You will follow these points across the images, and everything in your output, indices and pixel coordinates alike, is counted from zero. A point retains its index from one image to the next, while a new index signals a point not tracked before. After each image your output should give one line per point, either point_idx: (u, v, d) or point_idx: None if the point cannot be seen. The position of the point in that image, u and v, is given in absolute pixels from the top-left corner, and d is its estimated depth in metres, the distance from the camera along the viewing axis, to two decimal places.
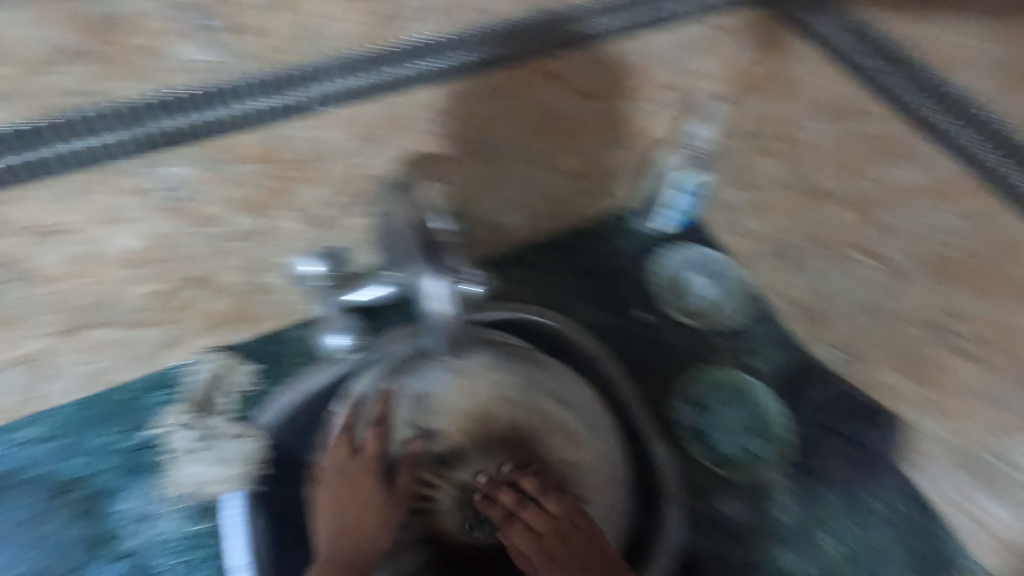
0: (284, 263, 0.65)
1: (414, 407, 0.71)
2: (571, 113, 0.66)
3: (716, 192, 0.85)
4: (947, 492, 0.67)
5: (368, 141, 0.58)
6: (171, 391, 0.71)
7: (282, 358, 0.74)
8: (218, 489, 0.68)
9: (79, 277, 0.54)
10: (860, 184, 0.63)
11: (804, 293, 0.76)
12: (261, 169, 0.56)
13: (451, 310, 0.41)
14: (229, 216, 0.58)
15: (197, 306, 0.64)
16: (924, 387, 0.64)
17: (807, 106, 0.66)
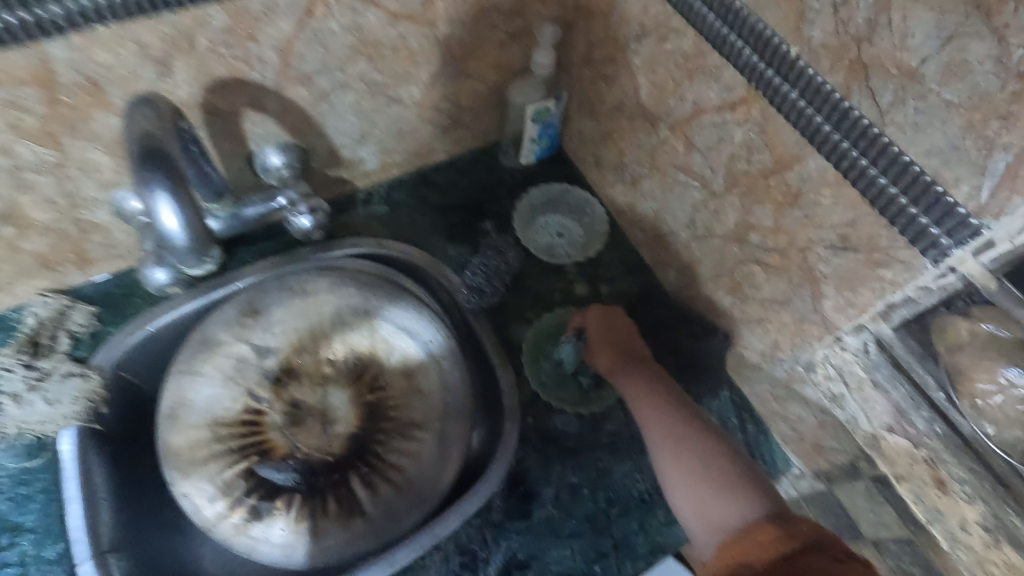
0: (101, 199, 0.64)
1: (248, 322, 0.60)
2: (390, 36, 0.65)
3: (572, 122, 0.85)
4: (765, 396, 0.70)
5: (158, 66, 0.55)
6: (4, 333, 0.68)
7: (122, 298, 0.72)
8: (53, 428, 0.63)
9: None
10: (673, 102, 0.64)
11: (648, 217, 0.78)
12: (37, 93, 0.51)
13: (186, 228, 0.40)
14: (15, 146, 0.54)
15: (13, 245, 0.63)
16: (735, 297, 0.68)
17: (626, 26, 0.67)
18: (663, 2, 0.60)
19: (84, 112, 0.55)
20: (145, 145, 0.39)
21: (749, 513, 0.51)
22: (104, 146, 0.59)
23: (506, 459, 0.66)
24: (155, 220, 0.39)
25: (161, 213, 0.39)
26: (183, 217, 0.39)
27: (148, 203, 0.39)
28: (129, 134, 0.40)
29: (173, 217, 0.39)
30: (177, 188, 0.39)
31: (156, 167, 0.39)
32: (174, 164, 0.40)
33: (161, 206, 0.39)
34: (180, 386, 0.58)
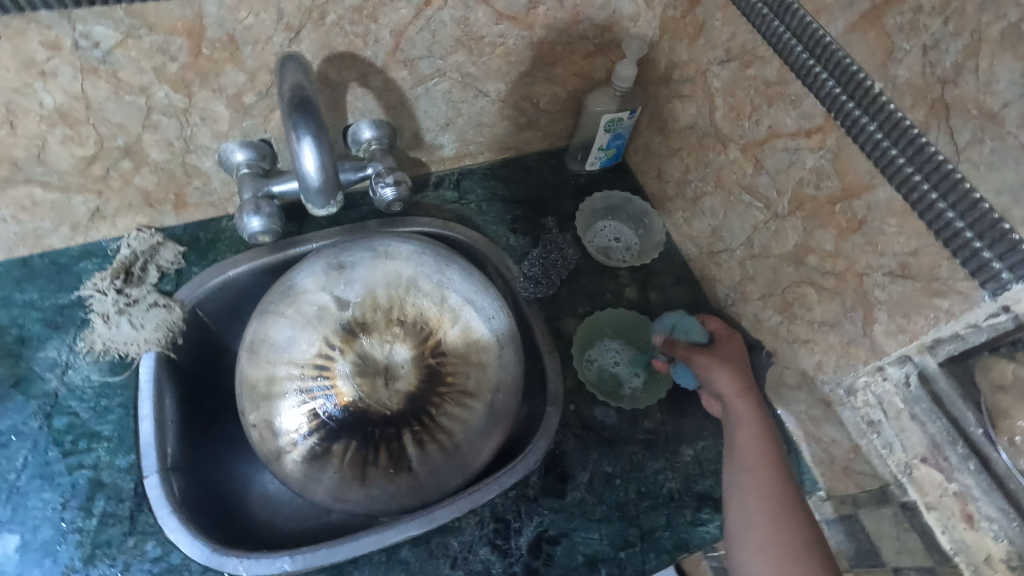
0: (210, 147, 0.69)
1: (333, 275, 0.65)
2: (491, 34, 0.71)
3: (640, 136, 0.89)
4: (799, 416, 0.72)
5: (289, 33, 0.60)
6: (99, 260, 0.74)
7: (208, 243, 0.78)
8: (135, 350, 0.68)
9: (4, 128, 0.58)
10: (748, 125, 0.68)
11: (704, 233, 0.82)
12: (183, 44, 0.57)
13: (319, 174, 0.44)
14: (154, 88, 0.60)
15: (127, 179, 0.69)
16: (784, 316, 0.71)
17: (712, 50, 0.71)
18: (752, 31, 0.64)
19: (218, 66, 0.61)
20: (297, 96, 0.44)
21: None
22: (226, 99, 0.64)
23: (544, 444, 0.69)
24: (297, 164, 0.44)
25: (302, 158, 0.44)
26: (319, 164, 0.44)
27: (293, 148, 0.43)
28: (285, 84, 0.45)
29: (311, 163, 0.44)
30: (317, 136, 0.43)
31: (303, 117, 0.43)
32: (318, 115, 0.44)
33: (303, 152, 0.43)
34: (264, 325, 0.63)
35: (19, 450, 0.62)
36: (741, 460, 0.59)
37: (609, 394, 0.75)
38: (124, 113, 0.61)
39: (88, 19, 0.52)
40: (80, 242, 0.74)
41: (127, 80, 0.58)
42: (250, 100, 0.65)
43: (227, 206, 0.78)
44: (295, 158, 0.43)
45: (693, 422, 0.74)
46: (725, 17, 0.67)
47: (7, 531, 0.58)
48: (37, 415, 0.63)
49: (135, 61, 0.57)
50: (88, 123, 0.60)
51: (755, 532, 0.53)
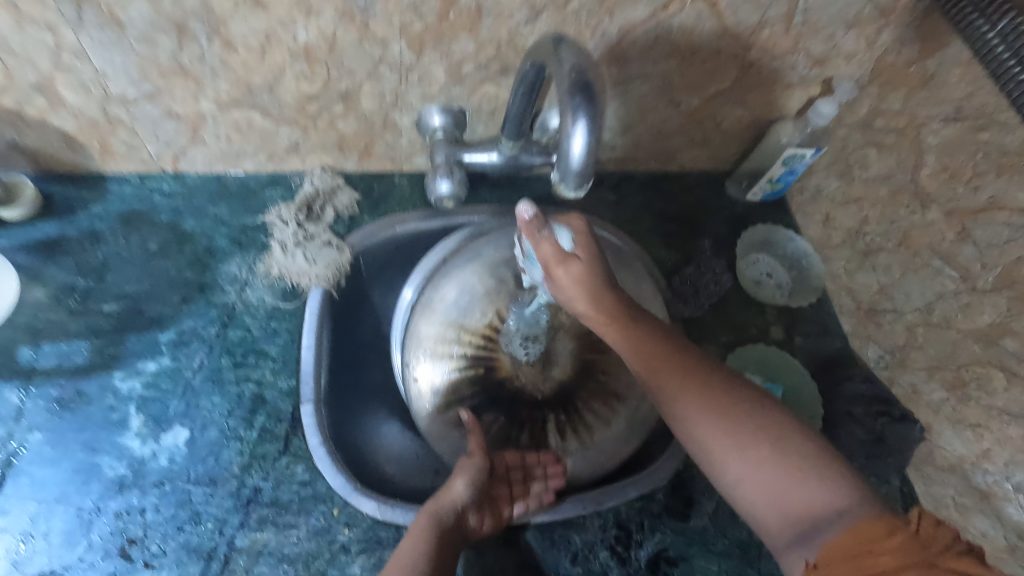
0: (415, 107, 0.72)
1: (515, 252, 0.68)
2: (709, 47, 0.70)
3: (813, 176, 0.87)
4: (943, 501, 0.68)
5: (530, 13, 0.62)
6: (283, 191, 0.78)
7: (380, 196, 0.80)
8: (307, 281, 0.72)
9: (255, 54, 0.61)
10: (962, 189, 0.65)
11: (868, 288, 0.79)
12: (435, 6, 0.59)
13: (584, 159, 0.45)
14: (393, 42, 0.62)
15: (333, 121, 0.72)
16: (952, 393, 0.67)
17: (935, 105, 0.68)
18: (996, 94, 0.61)
19: (456, 32, 0.62)
20: (578, 78, 0.44)
21: (840, 504, 0.44)
22: (448, 65, 0.66)
23: (673, 462, 0.68)
24: (563, 143, 0.45)
25: (571, 141, 0.44)
26: (587, 147, 0.44)
27: (565, 130, 0.44)
28: (563, 63, 0.46)
29: (580, 145, 0.44)
30: (592, 119, 0.44)
31: (584, 99, 0.44)
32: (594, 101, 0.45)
33: (574, 133, 0.44)
34: (440, 288, 0.68)
35: (197, 351, 0.65)
36: (664, 378, 0.55)
37: None
38: (359, 61, 0.64)
39: None
40: (270, 171, 0.78)
41: (374, 30, 0.61)
42: (469, 69, 0.67)
43: (404, 164, 0.81)
44: (566, 142, 0.44)
45: None
46: (964, 74, 0.64)
47: (180, 424, 0.61)
48: (215, 323, 0.67)
49: (389, 14, 0.59)
50: (325, 63, 0.63)
51: (712, 445, 0.51)
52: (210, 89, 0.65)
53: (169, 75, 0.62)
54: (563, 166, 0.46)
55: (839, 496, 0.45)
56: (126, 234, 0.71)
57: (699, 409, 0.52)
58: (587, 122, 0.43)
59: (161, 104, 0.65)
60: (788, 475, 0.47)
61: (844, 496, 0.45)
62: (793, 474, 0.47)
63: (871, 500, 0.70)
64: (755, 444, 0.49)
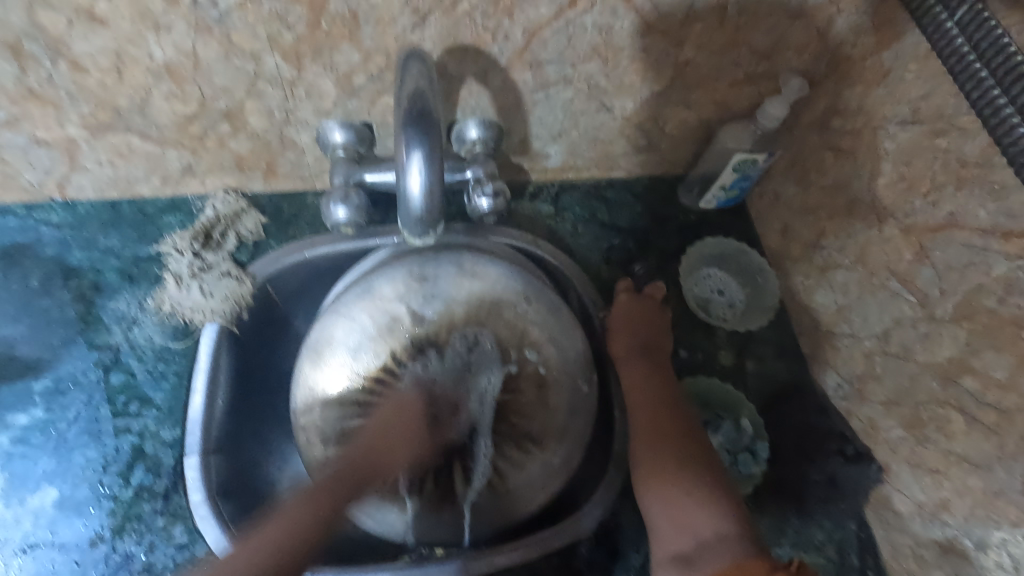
0: (311, 122, 0.65)
1: (412, 286, 0.63)
2: (633, 47, 0.62)
3: (771, 180, 0.79)
4: (901, 550, 0.61)
5: (415, 17, 0.54)
6: (183, 217, 0.72)
7: (290, 218, 0.74)
8: (200, 318, 0.66)
9: (111, 75, 0.55)
10: (921, 204, 0.57)
11: (826, 308, 0.71)
12: (303, 14, 0.52)
13: (424, 195, 0.38)
14: (265, 56, 0.55)
15: (222, 141, 0.65)
16: (911, 433, 0.60)
17: (892, 105, 0.59)
18: (957, 94, 0.52)
19: (334, 42, 0.55)
20: (416, 101, 0.37)
21: (714, 523, 0.53)
22: (335, 77, 0.59)
23: (600, 507, 0.62)
24: (402, 178, 0.38)
25: (409, 174, 0.37)
26: (426, 184, 0.37)
27: (399, 160, 0.37)
28: (406, 80, 0.39)
29: (418, 182, 0.37)
30: (431, 153, 0.37)
31: (421, 128, 0.37)
32: (436, 129, 0.38)
33: (411, 167, 0.37)
34: (333, 327, 0.62)
35: (74, 401, 0.61)
36: (637, 407, 0.64)
37: None
38: (231, 77, 0.57)
39: None
40: (168, 194, 0.72)
41: (239, 44, 0.54)
42: (359, 81, 0.60)
43: (315, 182, 0.74)
44: (400, 174, 0.37)
45: (770, 522, 0.64)
46: (923, 71, 0.56)
47: (48, 484, 0.57)
48: (95, 368, 0.62)
49: (251, 25, 0.52)
50: (193, 81, 0.57)
51: (656, 471, 0.58)
52: (72, 114, 0.59)
53: (21, 101, 0.56)
54: (407, 203, 0.39)
55: (716, 523, 0.53)
56: (7, 270, 0.66)
57: (667, 466, 0.58)
58: (424, 153, 0.36)
59: (22, 131, 0.60)
60: (683, 502, 0.55)
61: (716, 523, 0.53)
62: (680, 497, 0.56)
63: (821, 546, 0.63)
64: (690, 485, 0.56)
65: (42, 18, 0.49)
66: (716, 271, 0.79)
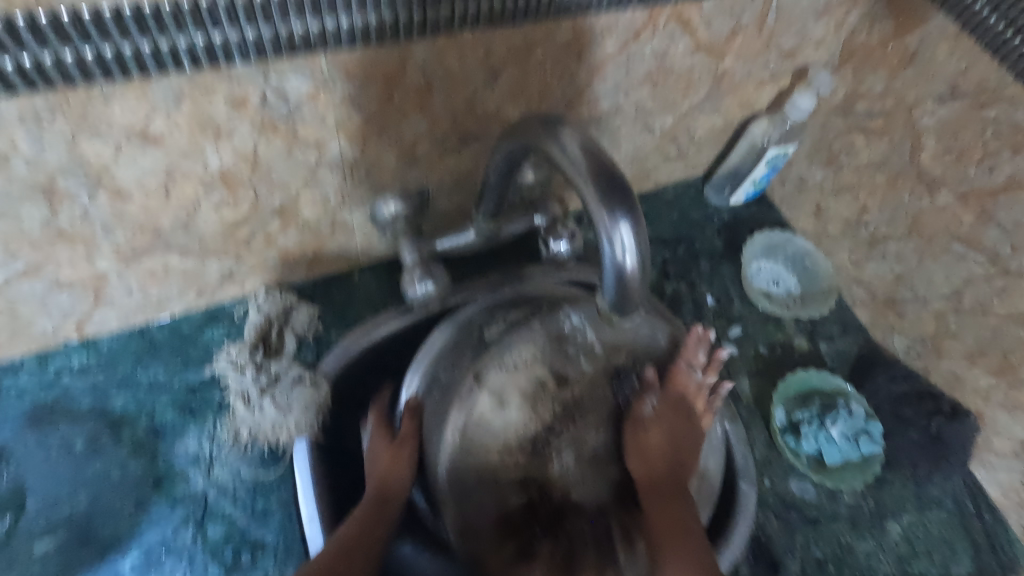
0: (365, 201, 0.60)
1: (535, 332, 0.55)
2: (681, 66, 0.62)
3: (794, 167, 0.82)
4: (1010, 486, 0.66)
5: (489, 75, 0.51)
6: (227, 328, 0.64)
7: (343, 303, 0.68)
8: (286, 436, 0.58)
9: (157, 197, 0.48)
10: (976, 170, 0.61)
11: (881, 278, 0.75)
12: (377, 93, 0.47)
13: (642, 262, 0.36)
14: (330, 142, 0.50)
15: (270, 239, 0.59)
16: (1001, 379, 0.64)
17: (925, 84, 0.64)
18: (997, 69, 0.57)
19: (404, 115, 0.51)
20: (602, 172, 0.36)
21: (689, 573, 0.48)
22: (400, 150, 0.55)
23: (748, 522, 0.62)
24: (608, 257, 0.36)
25: (620, 247, 0.36)
26: (639, 257, 0.36)
27: (606, 238, 0.36)
28: (576, 160, 0.38)
29: (628, 257, 0.36)
30: (637, 221, 0.36)
31: (621, 202, 0.36)
32: (630, 195, 0.37)
33: (619, 243, 0.36)
34: (440, 426, 0.55)
35: (174, 570, 0.53)
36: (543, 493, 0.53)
37: (821, 468, 0.66)
38: (290, 171, 0.51)
39: (287, 70, 0.42)
40: (202, 307, 0.64)
41: (304, 135, 0.48)
42: (423, 148, 0.56)
43: (361, 258, 0.69)
44: (616, 251, 0.35)
45: (892, 492, 0.67)
46: (955, 50, 0.60)
47: None
48: (187, 525, 0.54)
49: (321, 114, 0.47)
50: (248, 184, 0.51)
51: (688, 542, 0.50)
52: (106, 246, 0.50)
53: (47, 245, 0.47)
54: (611, 284, 0.37)
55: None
56: (40, 439, 0.56)
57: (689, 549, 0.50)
58: (634, 219, 0.35)
59: (44, 277, 0.51)
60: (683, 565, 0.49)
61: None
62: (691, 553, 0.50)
63: (941, 501, 0.67)
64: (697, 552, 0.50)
65: (85, 150, 0.41)
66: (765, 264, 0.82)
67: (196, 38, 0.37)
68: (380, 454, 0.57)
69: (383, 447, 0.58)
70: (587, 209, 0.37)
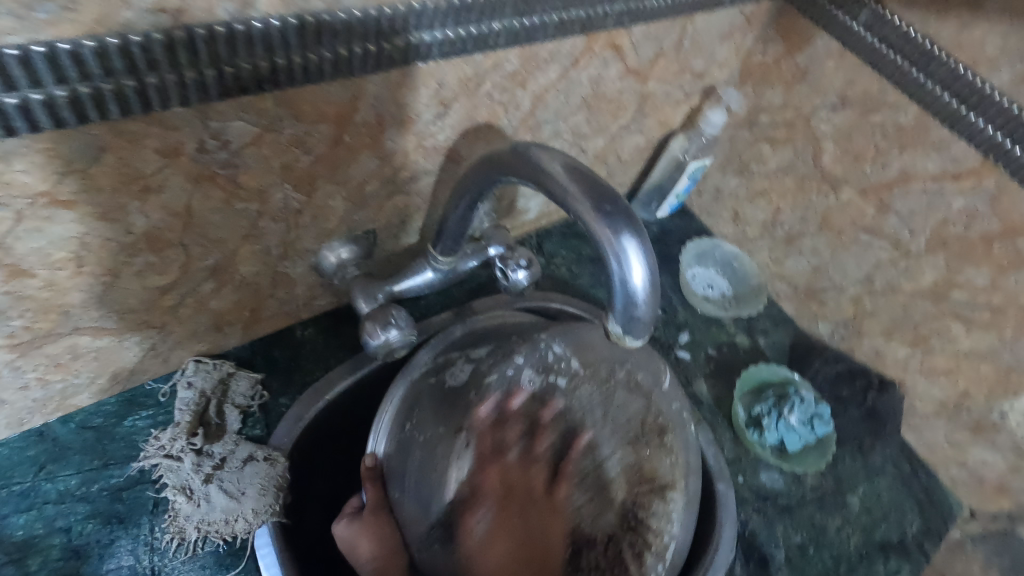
0: (310, 250, 0.55)
1: (500, 356, 0.55)
2: (613, 90, 0.64)
3: (710, 178, 0.88)
4: (936, 444, 0.72)
5: (439, 108, 0.49)
6: (152, 412, 0.55)
7: (289, 364, 0.61)
8: (243, 527, 0.50)
9: (66, 270, 0.40)
10: (872, 168, 0.69)
11: (801, 272, 0.81)
12: (326, 132, 0.44)
13: (653, 280, 0.35)
14: (274, 189, 0.45)
15: (202, 303, 0.52)
16: (916, 348, 0.71)
17: (818, 95, 0.71)
18: (879, 79, 0.65)
19: (354, 154, 0.47)
20: (597, 192, 0.36)
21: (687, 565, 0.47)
22: (348, 192, 0.51)
23: (733, 520, 0.64)
24: (616, 278, 0.35)
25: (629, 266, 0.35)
26: (648, 274, 0.35)
27: (615, 258, 0.35)
28: (563, 183, 0.37)
29: (637, 275, 0.35)
30: (642, 238, 0.35)
31: (622, 219, 0.35)
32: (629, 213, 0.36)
33: (629, 263, 0.35)
34: (436, 488, 0.51)
35: None
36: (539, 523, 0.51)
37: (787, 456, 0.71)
38: (229, 225, 0.46)
39: (229, 113, 0.38)
40: (118, 393, 0.55)
41: (246, 184, 0.43)
42: (372, 188, 0.52)
43: (303, 312, 0.63)
44: (626, 268, 0.34)
45: (844, 468, 0.72)
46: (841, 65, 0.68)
47: None
48: None
49: (265, 159, 0.42)
50: (179, 244, 0.44)
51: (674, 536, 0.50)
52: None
53: None
54: (620, 306, 0.36)
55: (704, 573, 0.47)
56: None
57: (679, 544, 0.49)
58: (638, 235, 0.35)
59: None
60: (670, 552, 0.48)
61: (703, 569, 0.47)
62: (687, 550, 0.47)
63: (884, 468, 0.74)
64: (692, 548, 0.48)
65: None
66: (698, 269, 0.87)
67: (123, 81, 0.32)
68: (358, 537, 0.51)
69: (360, 527, 0.51)
70: (584, 229, 0.36)
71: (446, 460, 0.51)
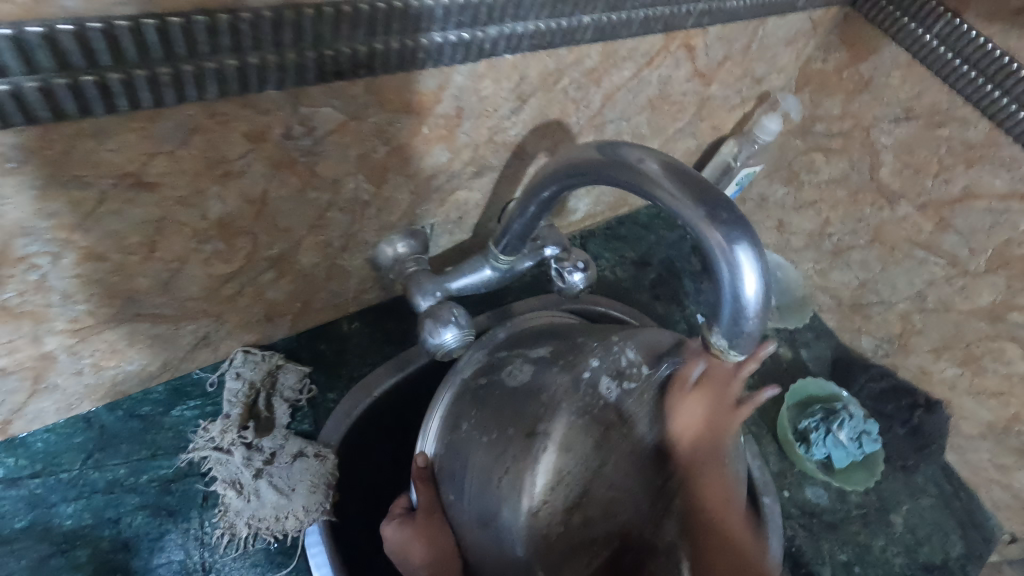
0: (369, 243, 0.53)
1: (567, 358, 0.51)
2: (679, 91, 0.62)
3: (756, 185, 0.86)
4: (980, 465, 0.71)
5: (517, 102, 0.48)
6: (200, 402, 0.53)
7: (335, 359, 0.60)
8: (291, 526, 0.48)
9: (137, 255, 0.39)
10: (934, 183, 0.68)
11: (847, 285, 0.80)
12: (407, 123, 0.42)
13: (764, 288, 0.35)
14: (347, 179, 0.44)
15: (259, 293, 0.50)
16: (966, 368, 0.70)
17: (880, 106, 0.70)
18: (948, 92, 0.64)
19: (428, 146, 0.46)
20: (707, 195, 0.35)
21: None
22: (415, 185, 0.49)
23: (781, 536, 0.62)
24: (727, 285, 0.35)
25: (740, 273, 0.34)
26: (761, 283, 0.34)
27: (726, 265, 0.34)
28: (665, 181, 0.36)
29: (749, 283, 0.34)
30: (754, 244, 0.35)
31: (734, 224, 0.34)
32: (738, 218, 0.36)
33: (740, 270, 0.34)
34: (502, 502, 0.46)
35: None
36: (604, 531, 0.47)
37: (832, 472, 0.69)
38: (298, 215, 0.44)
39: (320, 98, 0.36)
40: (165, 381, 0.53)
41: (323, 173, 0.42)
42: (438, 182, 0.51)
43: (351, 305, 0.61)
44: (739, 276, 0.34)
45: (887, 486, 0.71)
46: (908, 76, 0.67)
47: None
48: None
49: (345, 148, 0.41)
50: (249, 232, 0.43)
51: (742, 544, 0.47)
52: (59, 320, 0.40)
53: None
54: (726, 315, 0.36)
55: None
56: None
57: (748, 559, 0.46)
58: (751, 242, 0.34)
59: None
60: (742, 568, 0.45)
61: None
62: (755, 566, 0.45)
63: (926, 488, 0.72)
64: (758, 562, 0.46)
65: (56, 201, 0.32)
66: None
67: (226, 60, 0.31)
68: (411, 540, 0.50)
69: (411, 530, 0.50)
70: (692, 234, 0.35)
71: (512, 473, 0.46)
